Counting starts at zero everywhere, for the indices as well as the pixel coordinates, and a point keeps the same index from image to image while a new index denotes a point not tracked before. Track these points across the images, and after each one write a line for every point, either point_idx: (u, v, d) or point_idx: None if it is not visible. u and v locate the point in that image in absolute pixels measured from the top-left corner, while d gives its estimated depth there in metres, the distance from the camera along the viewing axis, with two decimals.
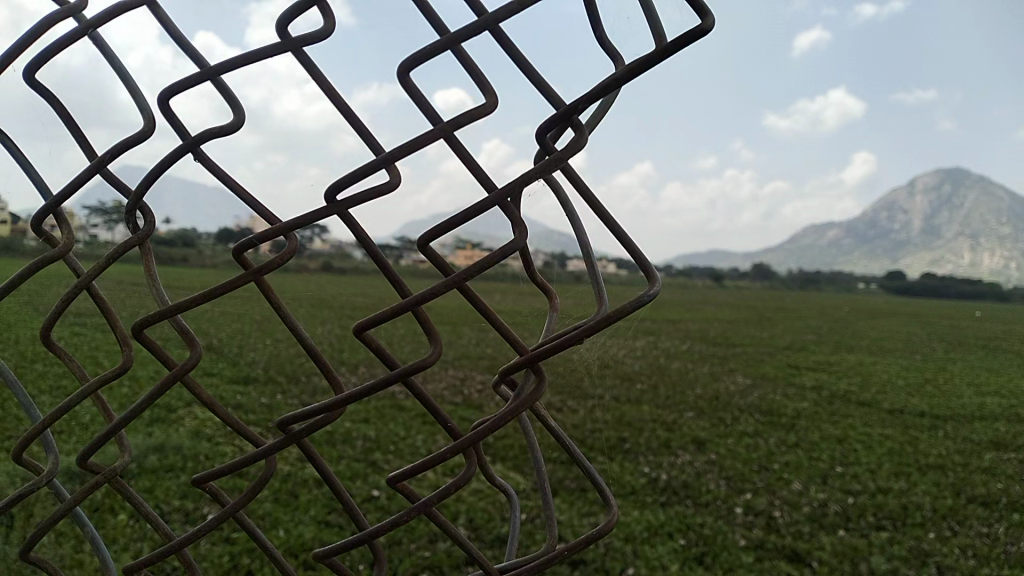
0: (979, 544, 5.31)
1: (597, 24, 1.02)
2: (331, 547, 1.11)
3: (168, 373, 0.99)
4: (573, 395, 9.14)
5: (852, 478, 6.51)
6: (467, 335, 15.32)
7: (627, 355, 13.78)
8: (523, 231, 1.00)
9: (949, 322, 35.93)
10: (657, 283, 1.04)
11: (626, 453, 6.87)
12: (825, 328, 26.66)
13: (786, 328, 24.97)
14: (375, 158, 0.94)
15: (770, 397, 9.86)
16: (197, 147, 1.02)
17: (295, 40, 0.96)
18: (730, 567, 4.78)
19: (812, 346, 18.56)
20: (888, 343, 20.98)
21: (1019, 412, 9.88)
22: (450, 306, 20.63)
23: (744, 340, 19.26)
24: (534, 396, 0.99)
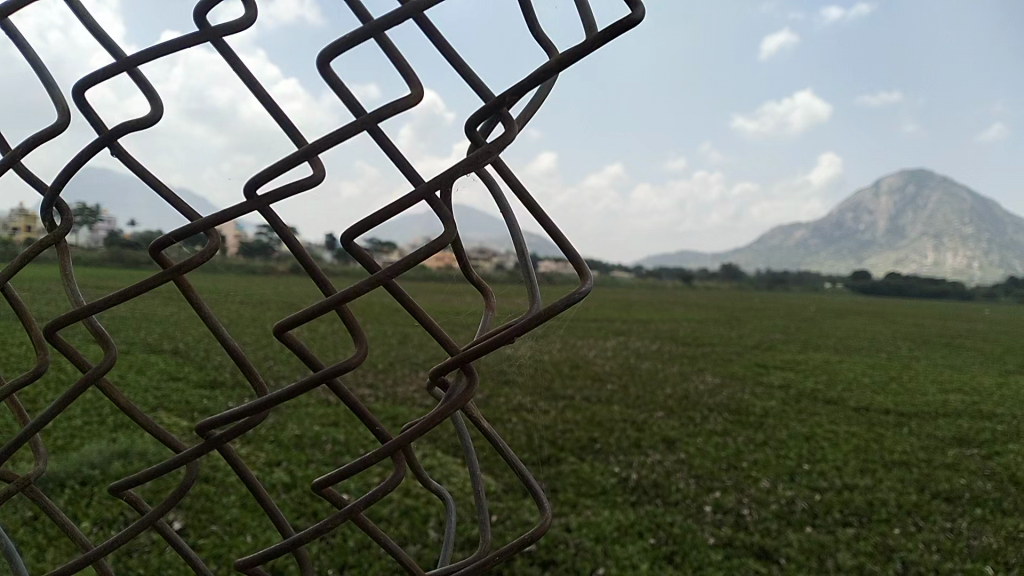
0: (943, 539, 5.40)
1: (529, 13, 1.02)
2: (254, 556, 1.09)
3: (82, 376, 0.98)
4: (542, 396, 9.15)
5: (819, 476, 6.57)
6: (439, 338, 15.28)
7: (598, 356, 13.83)
8: (453, 227, 1.00)
9: (916, 321, 36.52)
10: (591, 277, 1.04)
11: (596, 453, 6.89)
12: (793, 327, 26.97)
13: (754, 327, 25.22)
14: (297, 151, 0.94)
15: (738, 396, 9.94)
16: (114, 141, 1.04)
17: (213, 30, 0.98)
18: (699, 566, 4.81)
19: (780, 345, 18.79)
20: (854, 342, 21.31)
21: (981, 408, 10.05)
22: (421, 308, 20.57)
23: (713, 340, 19.46)
24: (465, 396, 0.99)
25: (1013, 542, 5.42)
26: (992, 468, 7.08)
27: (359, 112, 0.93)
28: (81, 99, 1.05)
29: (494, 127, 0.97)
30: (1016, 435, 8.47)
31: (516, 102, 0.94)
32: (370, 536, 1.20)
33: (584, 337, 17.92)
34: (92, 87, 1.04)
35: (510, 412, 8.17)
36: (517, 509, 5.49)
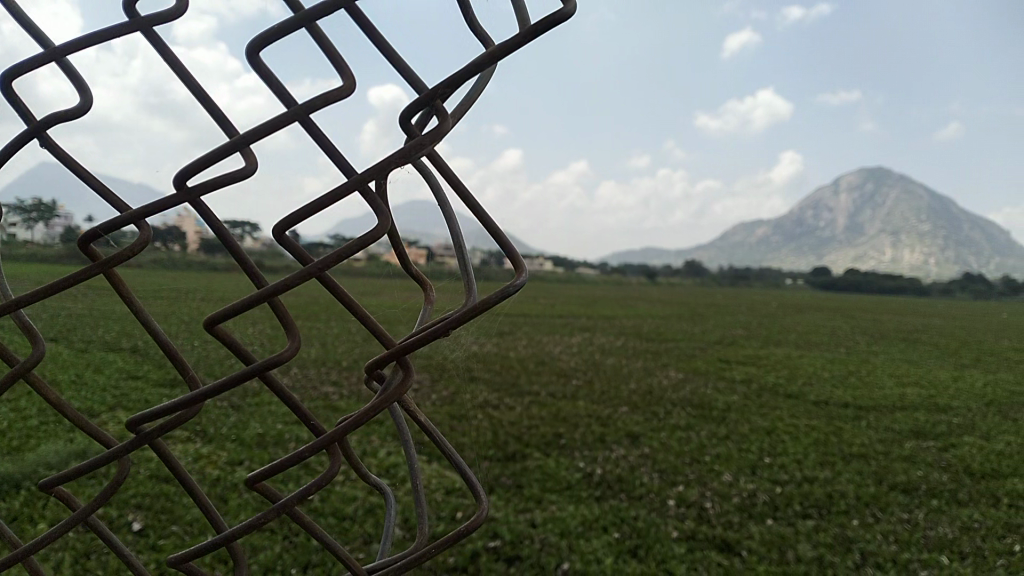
0: (900, 530, 5.51)
1: (466, 7, 1.03)
2: (187, 552, 1.10)
3: (9, 370, 0.97)
4: (508, 392, 9.18)
5: (780, 469, 6.68)
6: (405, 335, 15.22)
7: (564, 352, 13.90)
8: (388, 220, 1.01)
9: (876, 317, 37.23)
10: (525, 270, 1.06)
11: (561, 449, 6.92)
12: (755, 323, 27.34)
13: (718, 323, 25.52)
14: (228, 142, 0.93)
15: (701, 391, 10.06)
16: (42, 132, 1.02)
17: (143, 20, 0.97)
18: (662, 559, 4.86)
19: (742, 340, 19.05)
20: (814, 337, 21.68)
21: (937, 401, 10.30)
22: None
23: (677, 335, 19.66)
24: (401, 389, 1.00)
25: (968, 531, 5.56)
26: (947, 460, 7.26)
27: (290, 103, 0.94)
28: (7, 90, 1.03)
29: (429, 118, 0.98)
30: (970, 428, 8.68)
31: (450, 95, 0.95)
32: (305, 530, 1.23)
33: (551, 334, 17.97)
34: (18, 77, 1.02)
35: (476, 409, 8.17)
36: (483, 506, 5.50)
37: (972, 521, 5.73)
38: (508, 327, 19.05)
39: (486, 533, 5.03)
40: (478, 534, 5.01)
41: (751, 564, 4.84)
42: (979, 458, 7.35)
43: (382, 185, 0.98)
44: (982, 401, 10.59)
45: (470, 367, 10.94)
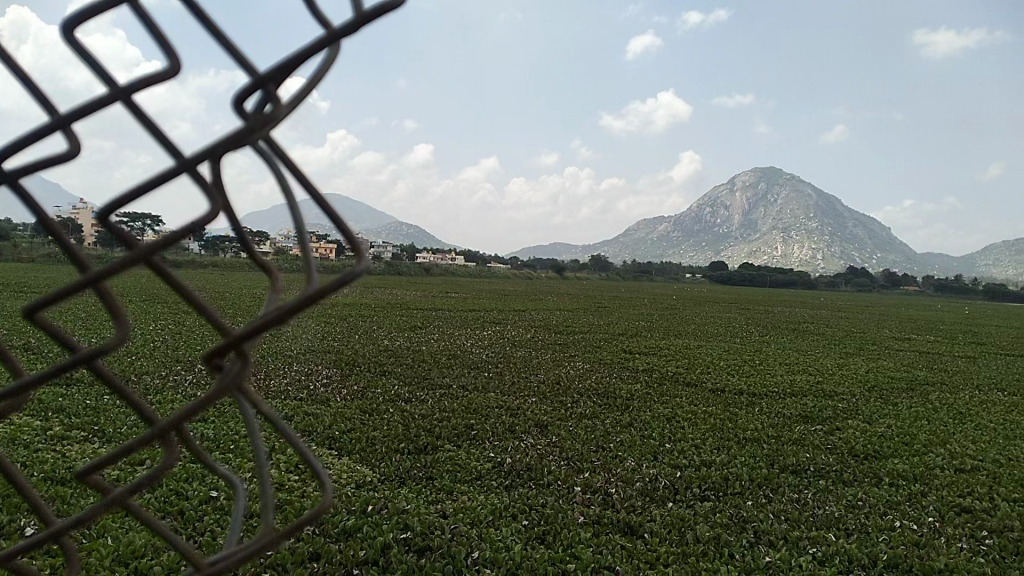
0: (791, 509, 5.88)
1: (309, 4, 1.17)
2: (25, 545, 1.26)
3: None
4: (419, 386, 9.25)
5: (680, 454, 7.01)
6: (311, 330, 15.04)
7: (475, 345, 14.06)
8: (216, 201, 1.11)
9: (772, 309, 39.21)
10: (364, 257, 1.18)
11: (471, 440, 7.05)
12: (658, 315, 28.26)
13: (623, 316, 26.33)
14: (54, 121, 1.04)
15: (606, 380, 10.41)
16: None
17: None
18: (569, 544, 5.04)
19: (644, 332, 19.68)
20: (712, 329, 22.64)
21: (823, 387, 11.00)
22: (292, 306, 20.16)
23: (585, 328, 20.15)
24: (236, 377, 1.09)
25: (852, 509, 5.98)
26: (832, 443, 7.78)
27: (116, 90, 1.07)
28: None
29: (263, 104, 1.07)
30: (854, 412, 9.30)
31: (277, 81, 1.06)
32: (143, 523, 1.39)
33: (462, 328, 18.12)
34: None
35: (387, 403, 8.20)
36: (394, 498, 5.55)
37: (854, 500, 6.18)
38: (419, 321, 19.10)
39: (396, 525, 5.08)
40: (389, 526, 5.05)
41: (653, 546, 5.09)
42: (862, 440, 7.91)
43: (214, 170, 1.06)
44: (863, 387, 11.38)
45: (381, 361, 10.94)
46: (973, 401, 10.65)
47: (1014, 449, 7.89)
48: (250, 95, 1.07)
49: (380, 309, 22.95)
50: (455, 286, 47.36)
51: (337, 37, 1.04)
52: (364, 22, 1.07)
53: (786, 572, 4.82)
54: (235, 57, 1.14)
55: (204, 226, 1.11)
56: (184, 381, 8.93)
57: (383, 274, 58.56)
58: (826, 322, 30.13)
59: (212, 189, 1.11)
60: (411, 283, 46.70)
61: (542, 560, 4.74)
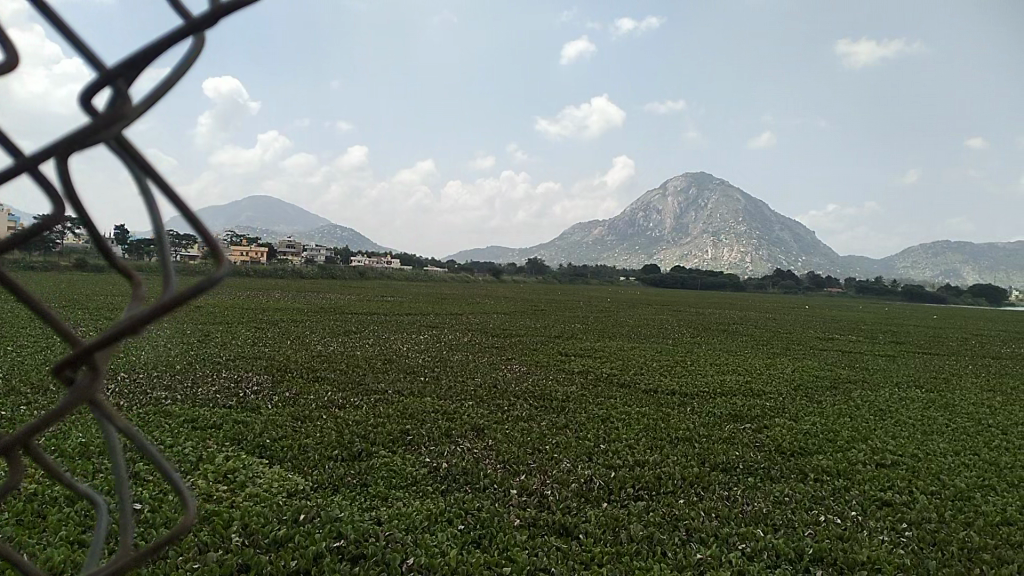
0: (721, 506, 6.03)
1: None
2: None
3: None
4: (353, 391, 9.12)
5: (614, 454, 7.10)
6: (242, 336, 14.69)
7: (411, 349, 13.97)
8: (62, 205, 1.07)
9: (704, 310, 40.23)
10: (224, 261, 1.16)
11: (407, 445, 6.99)
12: (593, 317, 28.61)
13: (559, 318, 26.59)
14: None
15: (542, 382, 10.49)
16: None
17: None
18: (505, 547, 5.04)
19: (579, 334, 19.91)
20: (645, 330, 23.06)
21: (752, 386, 11.33)
22: (221, 315, 19.64)
23: (522, 330, 20.26)
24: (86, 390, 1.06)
25: (779, 505, 6.17)
26: (760, 440, 8.00)
27: None
28: None
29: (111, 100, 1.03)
30: (781, 410, 9.60)
31: (127, 79, 1.03)
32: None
33: (397, 331, 17.98)
34: None
35: (319, 410, 8.06)
36: (327, 506, 5.46)
37: (782, 495, 6.38)
38: (354, 326, 18.88)
39: (330, 533, 4.99)
40: (322, 534, 4.97)
41: (587, 547, 5.14)
42: (788, 438, 8.16)
43: (59, 173, 1.02)
44: (790, 385, 11.75)
45: (314, 367, 10.77)
46: (892, 398, 11.13)
47: (930, 444, 8.26)
48: (98, 91, 1.04)
49: (313, 313, 22.57)
50: (391, 289, 47.01)
51: (190, 30, 1.02)
52: (222, 15, 1.05)
53: (717, 568, 4.94)
54: (85, 53, 1.10)
55: (50, 229, 1.07)
56: (107, 390, 8.61)
57: (319, 277, 57.66)
58: (754, 323, 31.08)
59: (57, 191, 1.06)
60: (347, 287, 46.14)
61: (478, 564, 4.73)
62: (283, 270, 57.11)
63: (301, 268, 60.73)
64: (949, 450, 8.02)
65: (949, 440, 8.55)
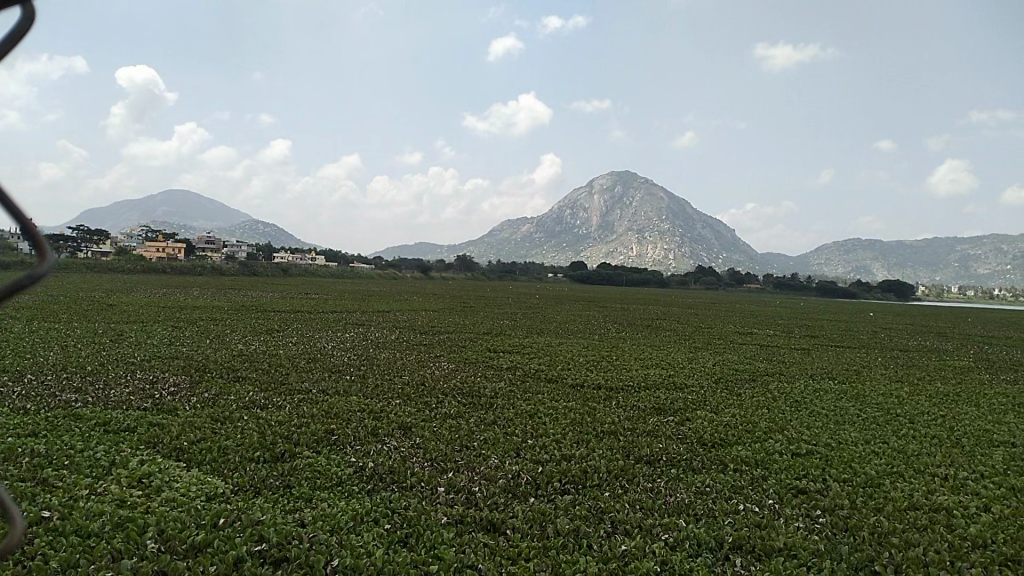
0: (644, 498, 6.15)
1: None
2: None
3: None
4: (276, 391, 8.92)
5: (541, 449, 7.17)
6: (158, 335, 14.18)
7: (337, 347, 13.75)
8: None
9: (630, 306, 41.05)
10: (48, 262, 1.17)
11: (331, 446, 6.88)
12: (522, 313, 28.79)
13: (487, 315, 26.62)
14: None
15: (470, 379, 10.49)
16: None
17: None
18: (432, 546, 5.02)
19: (508, 330, 20.01)
20: (573, 326, 23.33)
21: (675, 380, 11.64)
22: (136, 314, 18.88)
23: (451, 327, 20.21)
24: None
25: (701, 495, 6.34)
26: (683, 433, 8.20)
27: None
28: None
29: None
30: (702, 403, 9.88)
31: None
32: None
33: (323, 330, 17.67)
34: None
35: (241, 410, 7.86)
36: (248, 509, 5.33)
37: (703, 485, 6.56)
38: (277, 324, 18.46)
39: (251, 537, 4.87)
40: (244, 538, 4.84)
41: (514, 542, 5.16)
42: (709, 430, 8.39)
43: None
44: (711, 378, 12.12)
45: (235, 367, 10.47)
46: (807, 389, 11.59)
47: (842, 433, 8.63)
48: None
49: (234, 312, 21.96)
50: (318, 286, 46.26)
51: None
52: None
53: (641, 559, 5.04)
54: None
55: None
56: (12, 392, 8.17)
57: (243, 274, 56.15)
58: (679, 318, 31.89)
59: None
60: (273, 284, 45.11)
61: (404, 563, 4.69)
62: (205, 267, 55.34)
63: (223, 265, 58.97)
64: (860, 439, 8.40)
65: (860, 428, 8.96)
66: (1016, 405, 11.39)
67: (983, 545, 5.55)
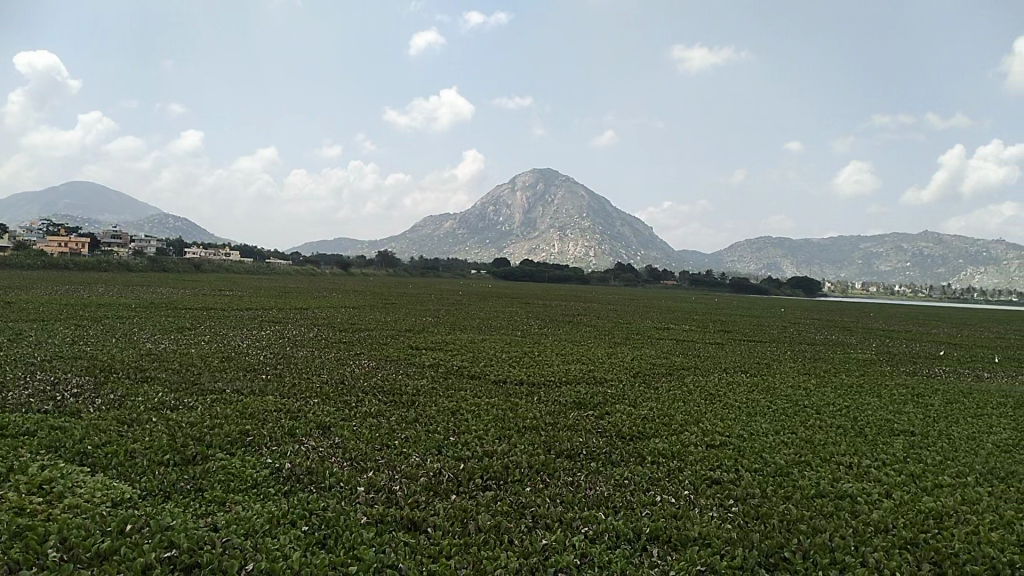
0: (565, 492, 6.23)
1: None
2: None
3: None
4: (187, 392, 8.61)
5: (463, 446, 7.17)
6: (58, 334, 13.46)
7: (253, 346, 13.37)
8: None
9: (553, 302, 41.45)
10: None
11: (246, 447, 6.70)
12: (445, 310, 28.69)
13: (409, 312, 26.41)
14: None
15: (391, 377, 10.40)
16: None
17: None
18: (351, 547, 4.94)
19: (430, 327, 19.91)
20: (496, 322, 23.40)
21: (594, 374, 11.84)
22: (33, 312, 17.85)
23: (372, 324, 19.94)
24: None
25: (620, 487, 6.46)
26: (602, 426, 8.34)
27: None
28: None
29: None
30: (621, 397, 10.08)
31: None
32: None
33: (238, 327, 17.15)
34: None
35: (149, 412, 7.55)
36: (157, 514, 5.13)
37: (622, 478, 6.68)
38: (189, 322, 17.81)
39: (160, 543, 4.68)
40: (153, 545, 4.64)
41: (435, 540, 5.14)
42: (627, 423, 8.56)
43: None
44: (630, 373, 12.37)
45: (143, 367, 10.04)
46: (721, 383, 11.97)
47: (754, 424, 8.95)
48: None
49: (143, 309, 21.07)
50: (235, 283, 44.92)
51: None
52: None
53: (562, 552, 5.10)
54: None
55: None
56: None
57: (154, 271, 53.94)
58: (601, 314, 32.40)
59: None
60: (186, 281, 43.47)
61: (322, 565, 4.60)
62: (112, 264, 52.86)
63: (133, 261, 56.48)
64: (770, 429, 8.74)
65: (770, 420, 9.31)
66: (913, 395, 12.08)
67: (884, 529, 5.85)
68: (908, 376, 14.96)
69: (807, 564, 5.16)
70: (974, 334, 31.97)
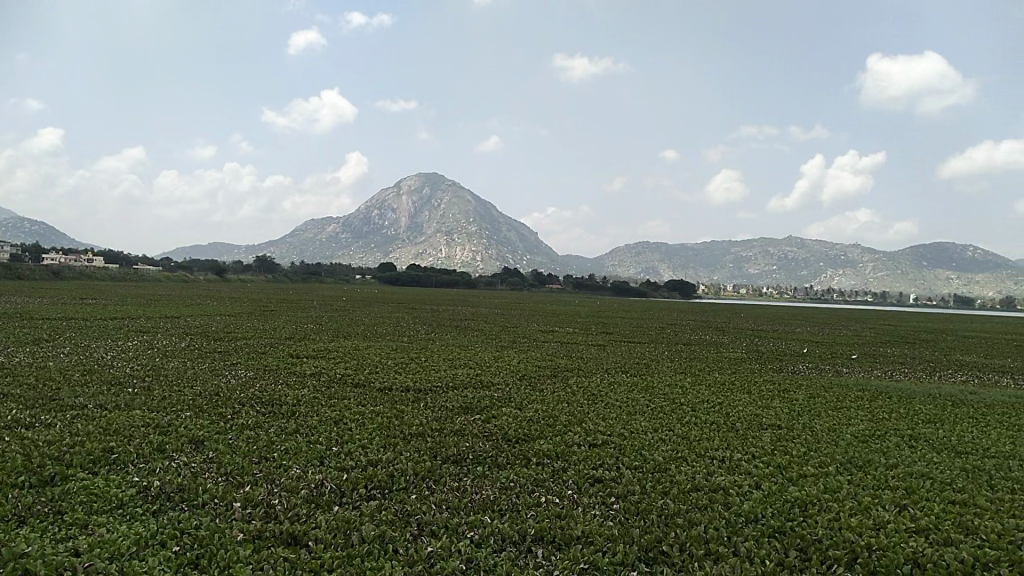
0: (451, 497, 6.22)
1: None
2: None
3: None
4: (44, 408, 8.00)
5: (346, 455, 7.03)
6: None
7: (118, 358, 12.58)
8: None
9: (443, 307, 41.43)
10: None
11: (111, 466, 6.30)
12: (330, 317, 28.07)
13: (292, 319, 25.63)
14: None
15: (271, 387, 10.06)
16: None
17: None
18: (226, 565, 4.74)
19: (313, 334, 19.42)
20: (382, 329, 23.13)
21: (480, 378, 11.91)
22: None
23: (252, 333, 19.23)
24: None
25: (505, 490, 6.52)
26: (488, 430, 8.38)
27: None
28: None
29: None
30: (505, 400, 10.19)
31: None
32: None
33: (101, 339, 16.08)
34: None
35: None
36: (10, 541, 4.73)
37: (508, 481, 6.74)
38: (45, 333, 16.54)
39: (13, 572, 4.30)
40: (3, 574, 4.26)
41: (317, 553, 5.00)
42: (513, 426, 8.65)
43: None
44: (515, 376, 12.52)
45: None
46: (603, 383, 12.31)
47: (634, 423, 9.24)
48: None
49: None
50: (101, 290, 42.22)
51: None
52: None
53: (446, 559, 5.08)
54: None
55: None
56: None
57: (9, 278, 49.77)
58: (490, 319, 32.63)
59: None
60: (42, 289, 40.31)
61: None
62: None
63: None
64: (649, 427, 9.06)
65: (648, 418, 9.67)
66: (779, 391, 12.83)
67: (754, 519, 6.18)
68: (776, 372, 15.89)
69: (684, 556, 5.38)
70: (836, 332, 34.48)
